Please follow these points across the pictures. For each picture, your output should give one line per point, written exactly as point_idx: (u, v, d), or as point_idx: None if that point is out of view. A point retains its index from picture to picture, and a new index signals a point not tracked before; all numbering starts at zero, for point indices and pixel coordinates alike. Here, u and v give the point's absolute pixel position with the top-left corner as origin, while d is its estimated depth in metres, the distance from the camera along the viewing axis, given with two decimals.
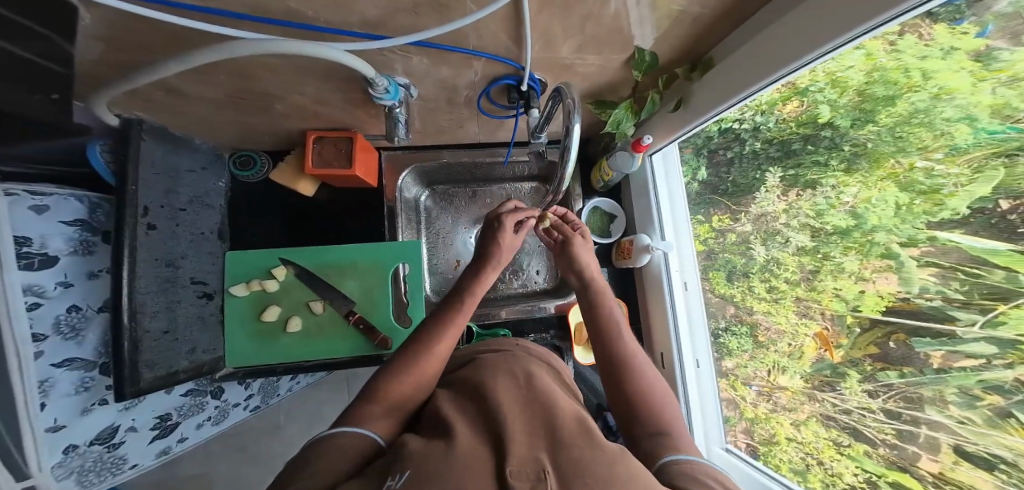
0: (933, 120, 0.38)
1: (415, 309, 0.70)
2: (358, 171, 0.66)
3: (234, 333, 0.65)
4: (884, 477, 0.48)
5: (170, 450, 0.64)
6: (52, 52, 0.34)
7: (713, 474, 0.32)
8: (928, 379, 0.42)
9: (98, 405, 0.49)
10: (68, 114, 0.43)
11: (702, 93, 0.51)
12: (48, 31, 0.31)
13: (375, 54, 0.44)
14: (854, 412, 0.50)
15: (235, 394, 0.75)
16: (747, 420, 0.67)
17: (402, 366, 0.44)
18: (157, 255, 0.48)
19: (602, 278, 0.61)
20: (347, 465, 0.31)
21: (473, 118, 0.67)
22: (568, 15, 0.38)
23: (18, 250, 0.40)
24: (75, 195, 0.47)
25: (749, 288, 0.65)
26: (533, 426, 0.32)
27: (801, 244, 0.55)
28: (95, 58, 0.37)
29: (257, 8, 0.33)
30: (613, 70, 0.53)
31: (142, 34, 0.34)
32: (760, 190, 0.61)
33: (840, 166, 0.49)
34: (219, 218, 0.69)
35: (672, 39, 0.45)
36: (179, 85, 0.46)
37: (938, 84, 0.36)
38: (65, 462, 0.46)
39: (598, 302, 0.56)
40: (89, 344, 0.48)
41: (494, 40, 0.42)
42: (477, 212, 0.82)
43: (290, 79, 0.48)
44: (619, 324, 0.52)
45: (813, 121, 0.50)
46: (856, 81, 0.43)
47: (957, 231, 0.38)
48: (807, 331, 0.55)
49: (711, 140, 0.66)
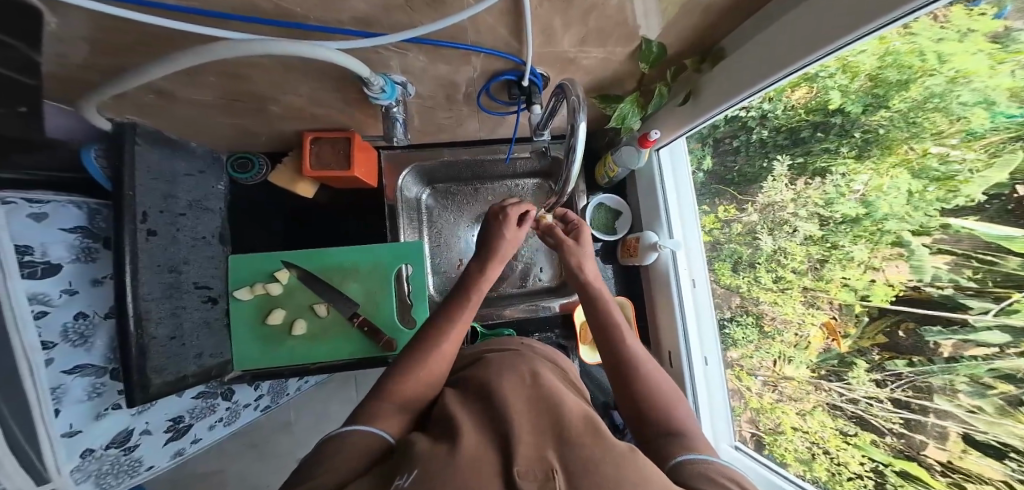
0: (949, 105, 0.36)
1: (418, 309, 0.70)
2: (358, 171, 0.64)
3: (241, 337, 0.66)
4: (891, 466, 0.48)
5: (184, 451, 0.66)
6: (14, 57, 0.31)
7: (727, 472, 0.32)
8: (938, 368, 0.42)
9: (111, 409, 0.50)
10: (39, 128, 0.42)
11: (713, 84, 0.48)
12: (10, 38, 0.29)
13: (369, 52, 0.43)
14: (861, 401, 0.50)
15: (245, 395, 0.76)
16: (753, 410, 0.67)
17: (413, 362, 0.44)
18: (158, 261, 0.48)
19: (598, 279, 0.59)
20: (357, 465, 0.31)
21: (473, 115, 0.66)
22: (570, 8, 0.37)
23: (21, 259, 0.39)
24: (73, 202, 0.46)
25: (755, 279, 0.64)
26: (540, 426, 0.32)
27: (809, 233, 0.54)
28: (74, 61, 0.36)
29: (243, 7, 0.32)
30: (617, 63, 0.51)
31: (122, 34, 0.32)
32: (767, 179, 0.60)
33: (850, 153, 0.48)
34: (220, 222, 0.68)
35: (680, 27, 0.43)
36: (169, 87, 0.45)
37: (953, 68, 0.35)
38: (83, 466, 0.47)
39: (602, 303, 0.55)
40: (97, 351, 0.48)
41: (492, 33, 0.41)
42: (478, 210, 0.81)
43: (283, 80, 0.47)
44: (620, 324, 0.51)
45: (823, 107, 0.48)
46: (868, 65, 0.40)
47: (971, 218, 0.37)
48: (814, 321, 0.54)
49: (717, 129, 0.64)
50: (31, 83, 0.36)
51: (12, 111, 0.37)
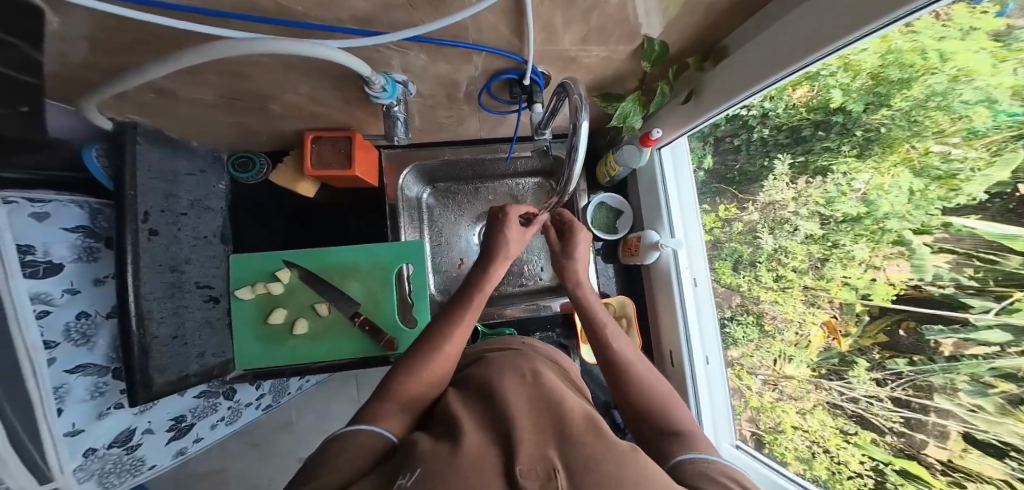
0: (951, 103, 0.37)
1: (420, 308, 0.70)
2: (359, 171, 0.64)
3: (243, 336, 0.66)
4: (891, 465, 0.48)
5: (186, 450, 0.66)
6: (15, 56, 0.31)
7: (728, 472, 0.32)
8: (938, 367, 0.42)
9: (114, 408, 0.50)
10: (40, 128, 0.42)
11: (715, 82, 0.48)
12: (11, 37, 0.29)
13: (370, 50, 0.43)
14: (862, 400, 0.50)
15: (246, 394, 0.76)
16: (753, 409, 0.67)
17: (414, 362, 0.44)
18: (160, 261, 0.48)
19: (585, 287, 0.58)
20: (362, 464, 0.31)
21: (473, 114, 0.65)
22: (571, 7, 0.37)
23: (22, 259, 0.39)
24: (75, 202, 0.46)
25: (755, 278, 0.64)
26: (541, 425, 0.32)
27: (810, 232, 0.54)
28: (75, 61, 0.36)
29: (244, 6, 0.32)
30: (619, 62, 0.51)
31: (123, 33, 0.32)
32: (768, 178, 0.60)
33: (851, 152, 0.48)
34: (221, 221, 0.68)
35: (681, 26, 0.43)
36: (170, 86, 0.45)
37: (955, 66, 0.35)
38: (86, 465, 0.48)
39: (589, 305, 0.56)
40: (100, 350, 0.48)
41: (493, 32, 0.41)
42: (479, 209, 0.81)
43: (284, 79, 0.47)
44: (610, 326, 0.52)
45: (824, 106, 0.48)
46: (870, 64, 0.40)
47: (973, 217, 0.37)
48: (814, 319, 0.54)
49: (718, 128, 0.64)
50: (32, 82, 0.36)
51: (13, 110, 0.37)
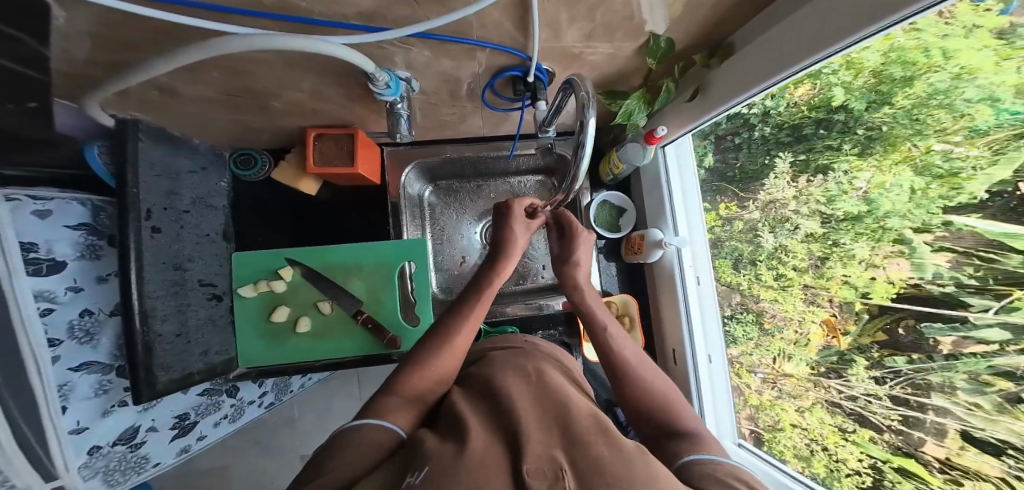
0: (953, 102, 0.37)
1: (421, 307, 0.69)
2: (361, 169, 0.64)
3: (246, 333, 0.66)
4: (889, 462, 0.48)
5: (190, 448, 0.66)
6: (20, 53, 0.31)
7: (736, 473, 0.32)
8: (937, 365, 0.42)
9: (117, 406, 0.50)
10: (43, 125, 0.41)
11: (720, 80, 0.48)
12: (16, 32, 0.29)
13: (375, 47, 0.42)
14: (861, 398, 0.51)
15: (249, 392, 0.76)
16: (752, 407, 0.68)
17: (420, 358, 0.44)
18: (163, 258, 0.48)
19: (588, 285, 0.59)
20: (371, 458, 0.32)
21: (476, 111, 0.65)
22: (577, 3, 0.37)
23: (25, 256, 0.39)
24: (78, 199, 0.46)
25: (756, 276, 0.64)
26: (547, 425, 0.32)
27: (811, 231, 0.54)
28: (79, 57, 0.36)
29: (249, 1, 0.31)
30: (623, 59, 0.51)
31: (127, 30, 0.32)
32: (770, 176, 0.60)
33: (852, 150, 0.48)
34: (223, 219, 0.66)
35: (686, 23, 0.43)
36: (172, 83, 0.45)
37: (958, 64, 0.35)
38: (90, 462, 0.48)
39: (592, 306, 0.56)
40: (103, 348, 0.48)
41: (498, 28, 0.41)
42: (481, 207, 0.81)
43: (288, 75, 0.47)
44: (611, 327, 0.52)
45: (826, 104, 0.48)
46: (872, 62, 0.40)
47: (973, 216, 0.37)
48: (814, 318, 0.55)
49: (719, 127, 0.64)
50: (37, 78, 0.36)
51: (18, 107, 0.37)
